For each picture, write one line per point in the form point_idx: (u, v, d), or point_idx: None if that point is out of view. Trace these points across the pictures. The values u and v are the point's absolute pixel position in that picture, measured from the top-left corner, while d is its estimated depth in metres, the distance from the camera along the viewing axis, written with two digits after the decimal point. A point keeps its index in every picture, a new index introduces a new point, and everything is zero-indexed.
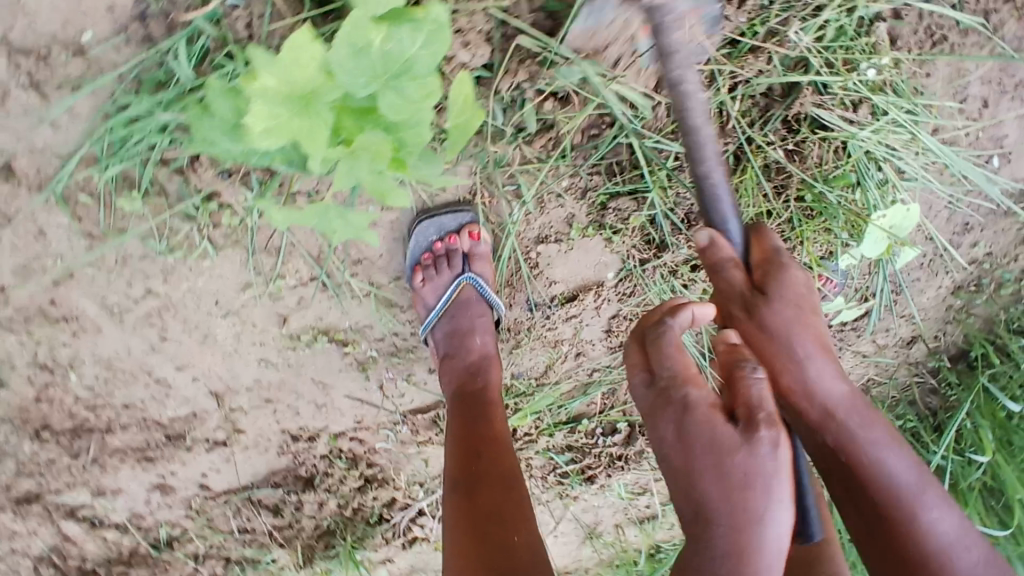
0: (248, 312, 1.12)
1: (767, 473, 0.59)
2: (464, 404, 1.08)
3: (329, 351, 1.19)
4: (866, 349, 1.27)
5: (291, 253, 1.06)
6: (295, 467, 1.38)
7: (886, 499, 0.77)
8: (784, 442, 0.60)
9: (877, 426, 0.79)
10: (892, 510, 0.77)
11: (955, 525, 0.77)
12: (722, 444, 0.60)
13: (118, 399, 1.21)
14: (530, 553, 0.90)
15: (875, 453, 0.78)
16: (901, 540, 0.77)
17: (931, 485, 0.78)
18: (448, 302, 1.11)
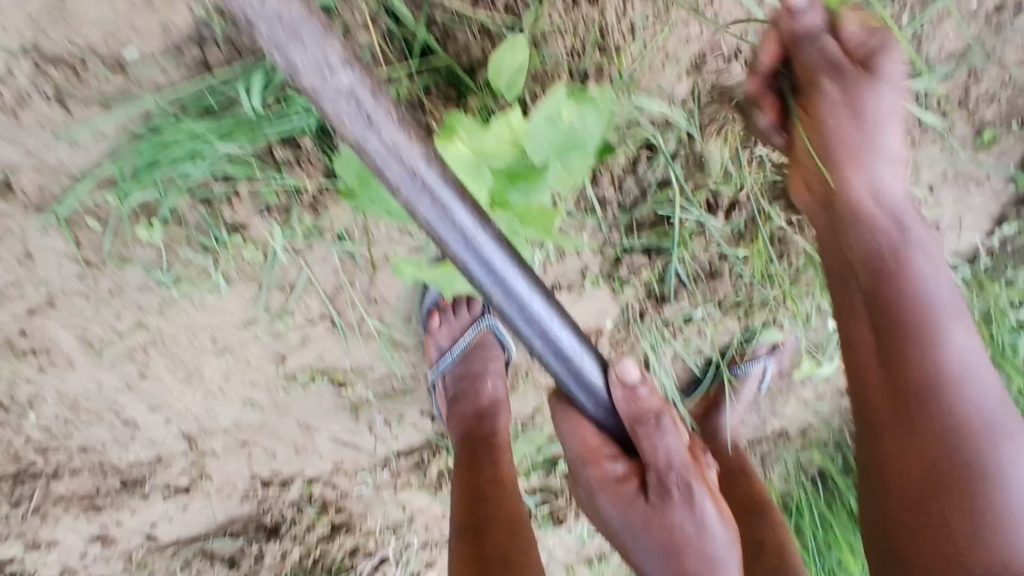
0: (246, 349, 1.05)
1: (685, 512, 0.87)
2: (468, 448, 1.07)
3: (322, 392, 1.14)
4: (809, 396, 1.49)
5: (306, 290, 1.02)
6: (257, 515, 1.28)
7: (955, 372, 0.76)
8: (691, 496, 0.88)
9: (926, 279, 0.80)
10: (943, 381, 0.75)
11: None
12: (636, 513, 0.87)
13: (77, 440, 1.09)
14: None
15: (951, 327, 0.77)
16: (949, 419, 0.74)
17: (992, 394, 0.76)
18: (464, 346, 1.10)
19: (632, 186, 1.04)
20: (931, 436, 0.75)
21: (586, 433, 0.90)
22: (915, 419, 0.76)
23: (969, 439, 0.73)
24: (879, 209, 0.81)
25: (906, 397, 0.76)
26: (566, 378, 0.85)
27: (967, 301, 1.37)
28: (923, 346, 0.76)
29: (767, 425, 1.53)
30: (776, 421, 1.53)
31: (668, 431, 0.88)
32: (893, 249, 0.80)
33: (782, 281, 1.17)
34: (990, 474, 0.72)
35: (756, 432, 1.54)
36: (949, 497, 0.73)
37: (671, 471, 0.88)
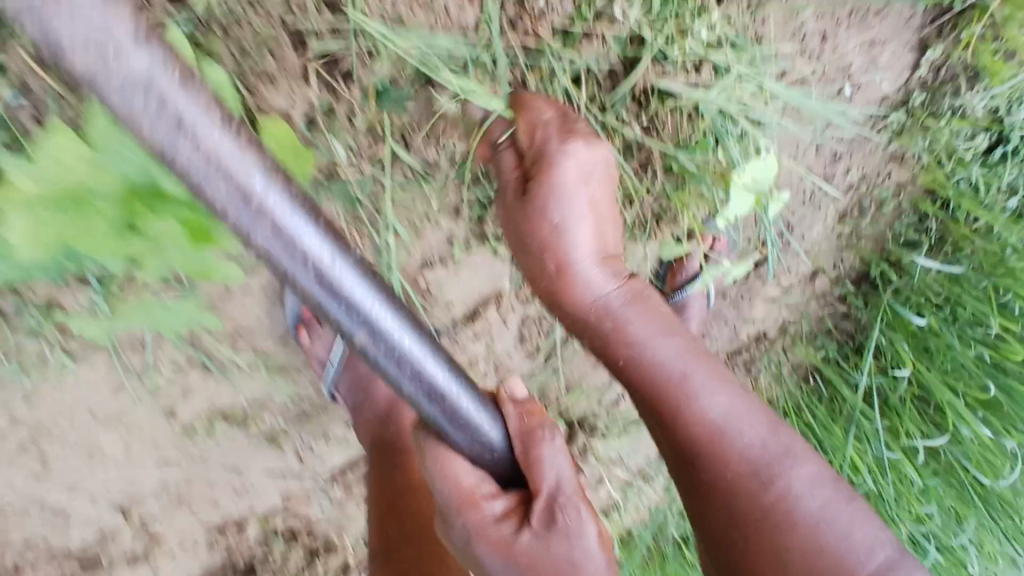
0: (131, 414, 1.02)
1: (565, 539, 0.88)
2: (378, 459, 1.01)
3: (231, 434, 1.10)
4: (775, 293, 1.41)
5: (160, 343, 0.98)
6: (231, 560, 1.26)
7: (721, 437, 0.84)
8: (580, 528, 0.90)
9: (665, 356, 0.90)
10: (709, 440, 0.85)
11: (809, 474, 0.84)
12: (514, 557, 0.85)
13: (17, 537, 1.09)
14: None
15: (706, 396, 0.87)
16: (744, 478, 0.82)
17: (756, 422, 0.87)
18: (340, 356, 1.02)
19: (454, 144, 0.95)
20: (722, 497, 0.83)
21: (460, 471, 0.88)
22: (727, 493, 0.83)
23: (773, 490, 0.81)
24: (610, 309, 0.92)
25: (704, 478, 0.85)
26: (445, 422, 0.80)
27: (908, 146, 1.25)
28: (689, 431, 0.86)
29: (741, 333, 1.44)
30: (750, 326, 1.45)
31: (552, 452, 0.91)
32: (625, 346, 0.91)
33: (660, 192, 1.08)
34: (801, 509, 0.81)
35: (732, 344, 1.46)
36: (790, 552, 0.78)
37: (559, 495, 0.90)
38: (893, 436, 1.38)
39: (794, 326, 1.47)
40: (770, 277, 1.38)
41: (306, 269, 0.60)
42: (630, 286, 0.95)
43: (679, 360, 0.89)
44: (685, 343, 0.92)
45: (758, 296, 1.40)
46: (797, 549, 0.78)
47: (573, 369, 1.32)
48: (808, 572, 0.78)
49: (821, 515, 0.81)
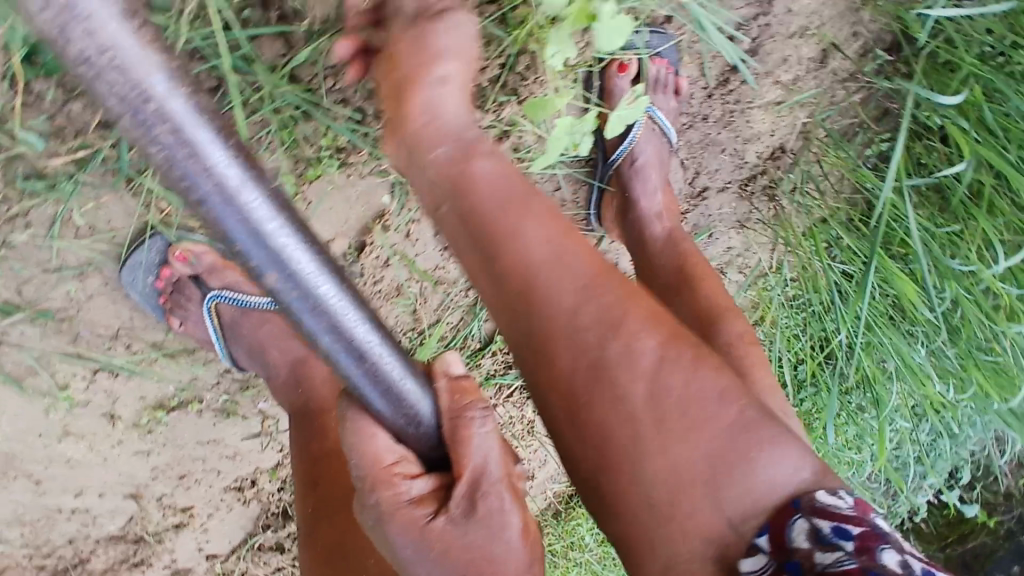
0: (76, 427, 1.02)
1: (484, 532, 0.62)
2: (299, 423, 0.90)
3: (183, 415, 1.06)
4: (776, 96, 1.10)
5: (50, 363, 0.93)
6: (266, 508, 1.30)
7: (557, 289, 0.60)
8: (512, 515, 0.64)
9: (566, 249, 0.62)
10: (603, 342, 0.60)
11: (653, 315, 0.63)
12: (431, 543, 0.62)
13: (58, 539, 1.18)
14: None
15: (539, 226, 0.62)
16: (588, 340, 0.60)
17: (663, 331, 0.62)
18: (219, 332, 0.92)
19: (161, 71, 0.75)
20: (613, 415, 0.60)
21: (377, 446, 0.64)
22: (557, 352, 0.60)
23: (616, 349, 0.60)
24: (460, 139, 0.64)
25: (530, 334, 0.61)
26: (358, 381, 0.58)
27: None
28: (519, 284, 0.61)
29: (747, 155, 1.15)
30: (756, 145, 1.15)
31: (483, 433, 0.64)
32: (475, 207, 0.62)
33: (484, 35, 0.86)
34: (642, 366, 0.60)
35: (741, 172, 1.17)
36: (634, 417, 0.59)
37: (484, 480, 0.63)
38: (959, 241, 1.09)
39: (817, 129, 1.14)
40: (757, 78, 1.08)
41: (211, 186, 0.43)
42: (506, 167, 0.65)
43: (581, 255, 0.63)
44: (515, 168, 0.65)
45: (754, 103, 1.10)
46: (704, 482, 0.59)
47: None
48: (709, 497, 0.59)
49: (733, 445, 0.60)
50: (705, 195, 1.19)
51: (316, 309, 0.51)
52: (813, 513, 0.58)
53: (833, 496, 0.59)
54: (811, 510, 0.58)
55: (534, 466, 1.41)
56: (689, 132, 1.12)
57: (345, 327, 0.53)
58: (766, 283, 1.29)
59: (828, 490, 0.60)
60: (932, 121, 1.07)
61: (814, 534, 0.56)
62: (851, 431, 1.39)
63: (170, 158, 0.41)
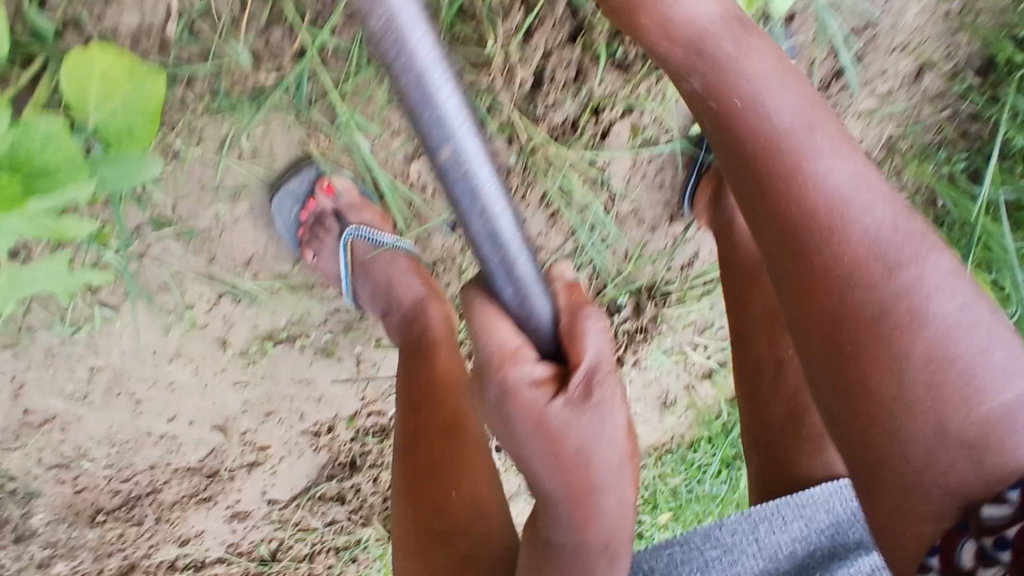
0: (188, 349, 1.08)
1: (596, 421, 0.60)
2: (409, 355, 0.94)
3: (285, 353, 1.12)
4: (869, 105, 1.18)
5: (183, 282, 0.99)
6: (335, 457, 1.35)
7: (899, 301, 0.62)
8: (619, 407, 0.61)
9: (899, 246, 0.63)
10: (905, 321, 0.61)
11: (1009, 362, 0.60)
12: (548, 427, 0.59)
13: (140, 464, 1.24)
14: (473, 511, 0.81)
15: (916, 262, 0.63)
16: (924, 357, 0.60)
17: (998, 344, 0.61)
18: (349, 265, 0.98)
19: (333, 16, 0.84)
20: (884, 399, 0.61)
21: (500, 334, 0.59)
22: (881, 345, 0.61)
23: (949, 365, 0.60)
24: (762, 132, 0.71)
25: (862, 326, 0.62)
26: (496, 273, 0.58)
27: None
28: (853, 287, 0.63)
29: None
30: None
31: (596, 329, 0.61)
32: (802, 203, 0.66)
33: None
34: (987, 406, 0.59)
35: None
36: (951, 436, 0.59)
37: (599, 372, 0.60)
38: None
39: (903, 142, 1.22)
40: (857, 86, 1.15)
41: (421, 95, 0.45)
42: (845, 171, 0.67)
43: (913, 246, 0.64)
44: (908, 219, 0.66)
45: (849, 110, 1.17)
46: (968, 453, 0.59)
47: (629, 237, 1.19)
48: (972, 472, 0.60)
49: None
50: None
51: (470, 186, 0.50)
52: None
53: None
54: None
55: None
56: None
57: (514, 261, 0.57)
58: None
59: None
60: (1014, 142, 1.19)
61: (984, 549, 0.57)
62: None
63: (377, 8, 0.42)
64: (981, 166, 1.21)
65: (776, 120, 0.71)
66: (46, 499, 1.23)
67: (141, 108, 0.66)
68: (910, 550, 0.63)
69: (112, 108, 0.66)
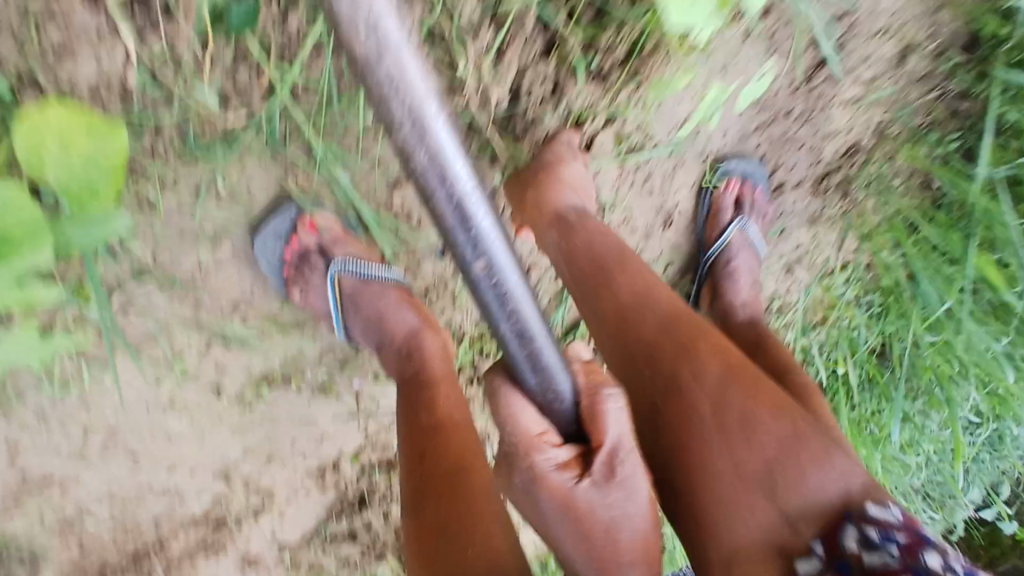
0: (182, 398, 1.05)
1: (621, 495, 0.67)
2: (410, 394, 0.89)
3: (283, 394, 1.09)
4: (855, 93, 1.16)
5: (170, 332, 0.98)
6: (342, 495, 1.31)
7: (696, 381, 0.78)
8: (641, 479, 0.68)
9: (691, 342, 0.81)
10: (706, 404, 0.77)
11: (773, 416, 0.76)
12: (573, 508, 0.66)
13: (144, 518, 1.20)
14: (484, 563, 0.69)
15: (699, 360, 0.79)
16: (714, 414, 0.76)
17: (768, 411, 0.77)
18: (338, 301, 0.97)
19: (301, 51, 0.81)
20: (706, 470, 0.74)
21: (524, 420, 0.65)
22: (689, 420, 0.76)
23: (741, 426, 0.76)
24: (589, 243, 0.92)
25: (667, 402, 0.78)
26: (519, 362, 0.59)
27: None
28: (657, 378, 0.80)
29: (825, 151, 1.21)
30: (834, 143, 1.21)
31: (615, 409, 0.67)
32: (622, 307, 0.86)
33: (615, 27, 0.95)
34: (767, 453, 0.74)
35: (817, 168, 1.24)
36: (748, 475, 0.73)
37: (620, 450, 0.66)
38: None
39: (893, 127, 1.20)
40: (841, 74, 1.14)
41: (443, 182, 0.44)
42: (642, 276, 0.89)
43: (703, 345, 0.81)
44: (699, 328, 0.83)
45: (834, 100, 1.16)
46: (772, 501, 0.72)
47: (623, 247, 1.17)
48: (780, 521, 0.71)
49: (808, 471, 0.73)
50: (781, 188, 1.25)
51: (496, 287, 0.52)
52: (864, 520, 0.69)
53: (883, 510, 0.70)
54: (862, 520, 0.69)
55: None
56: (771, 127, 1.17)
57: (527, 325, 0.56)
58: (832, 281, 1.34)
59: (877, 504, 0.71)
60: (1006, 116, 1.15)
61: (867, 535, 0.67)
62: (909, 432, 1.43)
63: (410, 134, 0.42)
64: (974, 143, 1.20)
65: (599, 245, 0.92)
66: (52, 560, 1.17)
67: (106, 167, 0.65)
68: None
69: (67, 167, 0.64)
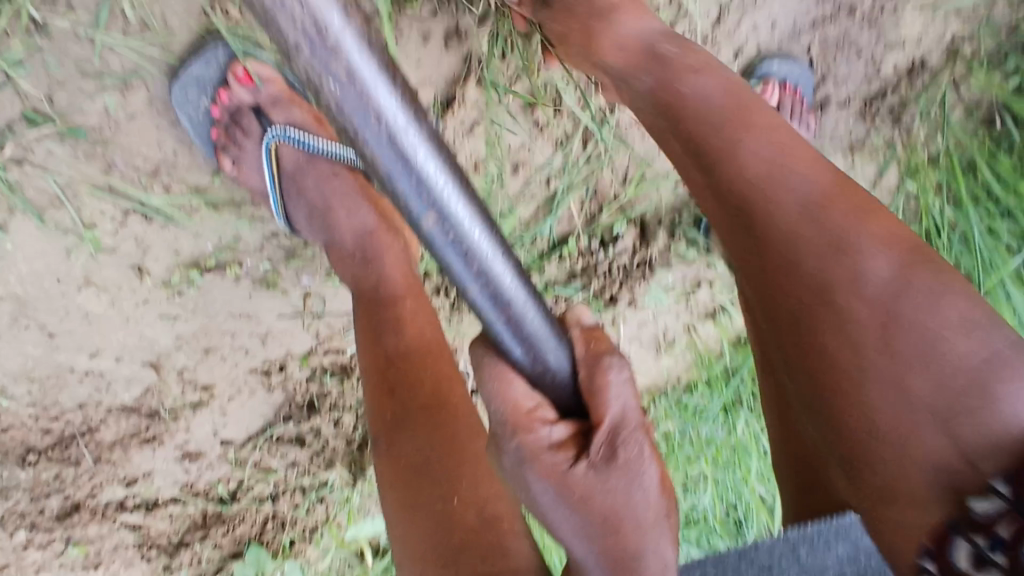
0: (100, 275, 0.89)
1: (624, 480, 0.58)
2: (370, 324, 0.78)
3: (220, 281, 0.94)
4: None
5: (78, 196, 0.83)
6: (291, 397, 1.16)
7: (865, 277, 0.55)
8: (650, 469, 0.60)
9: (839, 218, 0.58)
10: (857, 305, 0.55)
11: (970, 316, 0.53)
12: (571, 492, 0.57)
13: (67, 404, 1.07)
14: (477, 511, 0.68)
15: (852, 243, 0.57)
16: (870, 321, 0.54)
17: (946, 309, 0.54)
18: (276, 178, 0.83)
19: None
20: (843, 389, 0.55)
21: (512, 390, 0.58)
22: (832, 321, 0.56)
23: (912, 336, 0.53)
24: (679, 92, 0.69)
25: (810, 300, 0.56)
26: (498, 330, 0.54)
27: None
28: (801, 268, 0.58)
29: (882, 63, 1.02)
30: (897, 54, 1.02)
31: (618, 383, 0.59)
32: (737, 168, 0.62)
33: None
34: (947, 366, 0.52)
35: (871, 84, 1.04)
36: (916, 392, 0.53)
37: (623, 429, 0.58)
38: None
39: (968, 45, 1.03)
40: None
41: (375, 125, 0.40)
42: (767, 129, 0.64)
43: (851, 220, 0.58)
44: (872, 205, 0.60)
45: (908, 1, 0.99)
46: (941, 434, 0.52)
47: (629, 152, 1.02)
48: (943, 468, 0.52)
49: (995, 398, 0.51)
50: (825, 104, 1.06)
51: (460, 251, 0.47)
52: None
53: None
54: None
55: None
56: (828, 26, 0.99)
57: (494, 276, 0.50)
58: None
59: None
60: None
61: None
62: None
63: (342, 101, 0.39)
64: None
65: (707, 102, 0.67)
66: None
67: None
68: (910, 534, 0.54)
69: None
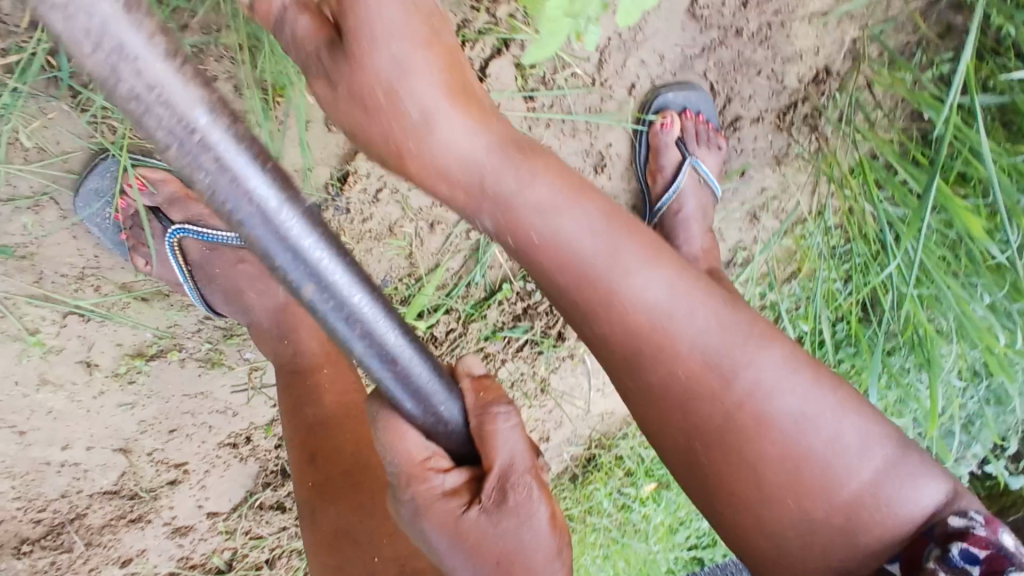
0: (53, 373, 0.96)
1: (515, 522, 0.59)
2: (292, 397, 0.81)
3: (165, 368, 1.00)
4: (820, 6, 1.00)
5: (17, 306, 0.90)
6: (265, 465, 1.15)
7: (739, 421, 0.60)
8: (540, 503, 0.61)
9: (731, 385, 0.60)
10: (761, 463, 0.59)
11: (838, 443, 0.60)
12: (465, 536, 0.59)
13: (49, 493, 1.06)
14: (399, 565, 0.70)
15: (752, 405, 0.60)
16: (777, 476, 0.59)
17: (826, 444, 0.60)
18: (186, 271, 0.88)
19: None
20: (756, 527, 0.61)
21: (408, 444, 0.59)
22: (747, 481, 0.60)
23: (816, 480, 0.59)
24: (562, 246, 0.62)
25: (724, 461, 0.60)
26: (390, 386, 0.54)
27: None
28: (687, 411, 0.61)
29: (784, 77, 1.04)
30: (798, 66, 1.03)
31: (507, 430, 0.61)
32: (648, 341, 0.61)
33: None
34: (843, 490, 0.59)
35: (779, 99, 1.05)
36: (824, 525, 0.59)
37: (512, 473, 0.60)
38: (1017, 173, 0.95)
39: (869, 47, 1.02)
40: None
41: (249, 206, 0.41)
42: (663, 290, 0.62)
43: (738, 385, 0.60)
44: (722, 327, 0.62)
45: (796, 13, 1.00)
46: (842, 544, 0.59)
47: None
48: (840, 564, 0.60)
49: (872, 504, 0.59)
50: (738, 124, 1.08)
51: (346, 318, 0.47)
52: (945, 538, 0.55)
53: (964, 517, 0.56)
54: (944, 537, 0.55)
55: (550, 430, 1.25)
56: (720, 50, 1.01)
57: (380, 337, 0.50)
58: (804, 230, 1.14)
59: (956, 512, 0.57)
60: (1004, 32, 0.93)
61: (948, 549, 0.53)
62: (893, 395, 1.18)
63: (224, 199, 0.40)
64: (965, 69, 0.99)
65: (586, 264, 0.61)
66: None
67: None
68: None
69: None
